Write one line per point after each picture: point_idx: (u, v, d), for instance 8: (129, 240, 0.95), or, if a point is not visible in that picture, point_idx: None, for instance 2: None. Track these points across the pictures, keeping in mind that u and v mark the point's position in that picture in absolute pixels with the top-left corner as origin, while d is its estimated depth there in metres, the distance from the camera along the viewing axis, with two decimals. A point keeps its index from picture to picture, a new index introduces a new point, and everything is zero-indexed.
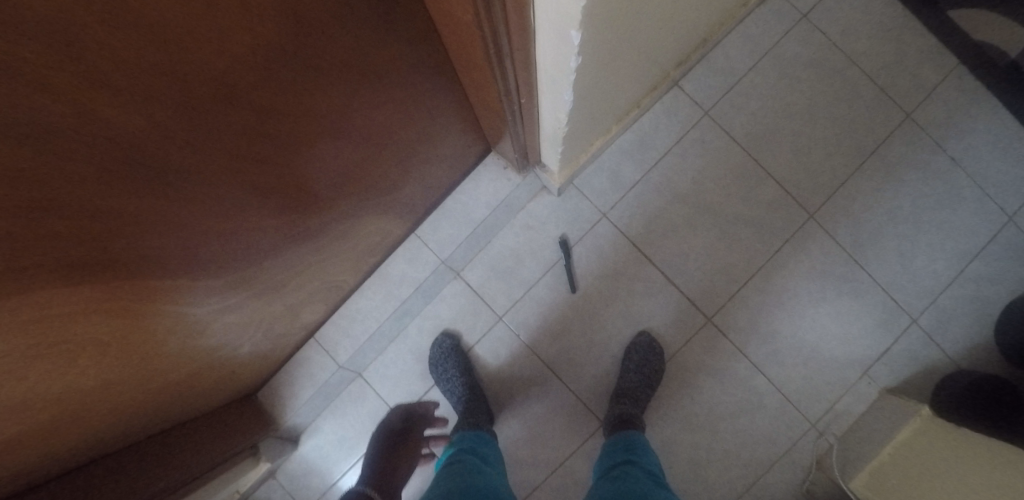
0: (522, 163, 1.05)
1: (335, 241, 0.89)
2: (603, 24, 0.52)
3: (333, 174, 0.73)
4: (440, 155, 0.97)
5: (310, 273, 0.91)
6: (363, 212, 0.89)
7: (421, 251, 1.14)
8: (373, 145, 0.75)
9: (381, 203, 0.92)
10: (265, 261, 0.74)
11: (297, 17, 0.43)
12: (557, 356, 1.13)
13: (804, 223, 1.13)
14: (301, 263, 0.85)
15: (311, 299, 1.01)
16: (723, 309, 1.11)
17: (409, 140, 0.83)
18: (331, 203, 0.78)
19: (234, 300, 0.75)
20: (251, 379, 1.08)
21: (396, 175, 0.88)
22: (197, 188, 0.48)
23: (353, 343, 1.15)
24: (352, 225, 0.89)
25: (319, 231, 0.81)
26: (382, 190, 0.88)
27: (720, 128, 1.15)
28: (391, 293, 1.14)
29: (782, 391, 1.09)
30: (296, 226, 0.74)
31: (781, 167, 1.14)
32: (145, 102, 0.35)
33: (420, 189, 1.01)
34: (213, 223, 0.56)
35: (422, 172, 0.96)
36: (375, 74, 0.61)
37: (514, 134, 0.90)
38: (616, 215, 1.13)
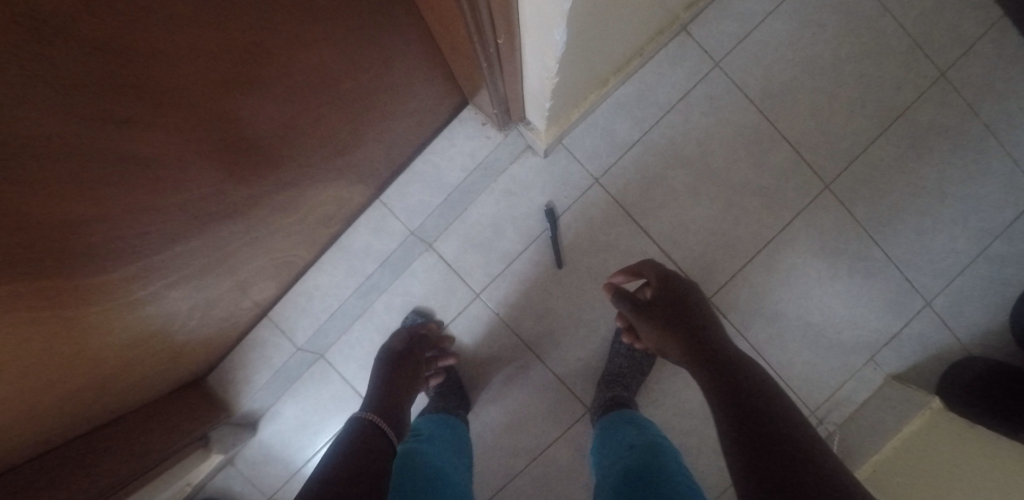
0: (504, 120, 0.89)
1: (279, 207, 0.72)
2: None
3: (257, 135, 0.57)
4: (405, 104, 0.79)
5: (250, 251, 0.76)
6: (309, 181, 0.73)
7: (388, 220, 0.97)
8: (310, 80, 0.56)
9: (333, 169, 0.76)
10: (181, 245, 0.59)
11: None
12: (538, 337, 1.02)
13: (819, 195, 1.01)
14: (237, 242, 0.70)
15: (259, 278, 0.88)
16: (725, 288, 1.01)
17: (361, 77, 0.64)
18: (257, 157, 0.60)
19: (147, 290, 0.60)
20: (198, 365, 0.96)
21: (349, 122, 0.70)
22: (30, 164, 0.33)
23: (313, 324, 1.01)
24: (297, 196, 0.74)
25: (250, 206, 0.66)
26: (332, 140, 0.70)
27: (733, 82, 1.00)
28: (354, 268, 0.99)
29: (782, 376, 1.03)
30: (213, 195, 0.57)
31: (799, 130, 1.01)
32: None
33: (384, 142, 0.83)
34: (75, 208, 0.40)
35: (386, 121, 0.78)
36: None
37: (491, 84, 0.74)
38: (610, 181, 0.99)
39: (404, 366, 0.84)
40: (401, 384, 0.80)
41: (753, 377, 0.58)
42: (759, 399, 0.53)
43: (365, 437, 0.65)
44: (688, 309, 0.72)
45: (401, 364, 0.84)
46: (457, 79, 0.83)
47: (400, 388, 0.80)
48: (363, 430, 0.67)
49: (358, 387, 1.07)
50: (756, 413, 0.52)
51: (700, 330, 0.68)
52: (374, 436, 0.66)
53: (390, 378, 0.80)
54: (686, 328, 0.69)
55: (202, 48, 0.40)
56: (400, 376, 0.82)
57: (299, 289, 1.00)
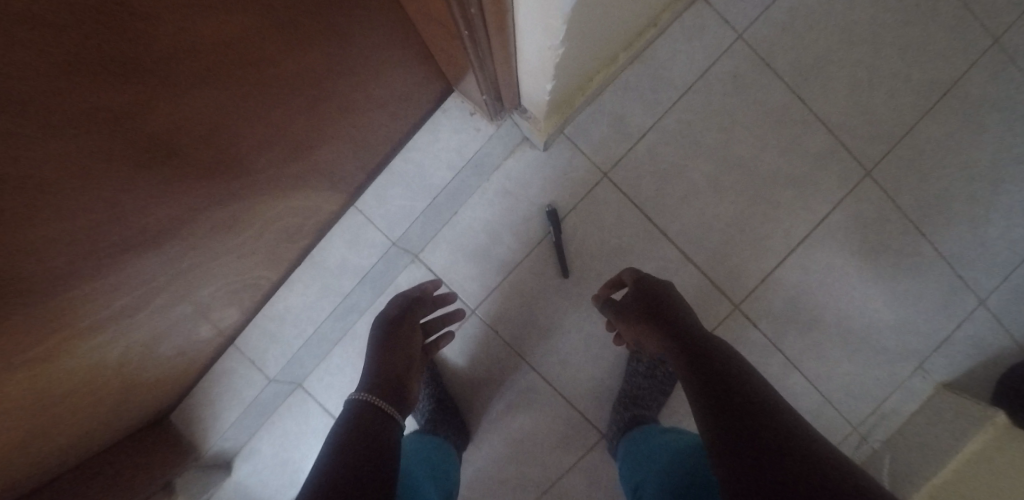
0: (495, 108, 0.75)
1: (221, 221, 0.57)
2: None
3: (170, 142, 0.41)
4: (377, 89, 0.64)
5: (195, 279, 0.62)
6: (252, 193, 0.57)
7: (365, 230, 0.84)
8: (241, 53, 0.40)
9: (284, 176, 0.61)
10: (76, 288, 0.44)
11: None
12: (543, 357, 0.89)
13: (859, 183, 0.89)
14: (170, 271, 0.55)
15: (216, 305, 0.75)
16: (755, 293, 0.88)
17: (314, 46, 0.48)
18: (175, 162, 0.43)
19: (45, 346, 0.46)
20: (155, 407, 0.83)
21: (303, 107, 0.53)
22: None
23: (286, 351, 0.88)
24: (237, 212, 0.58)
25: (169, 231, 0.50)
26: (283, 132, 0.54)
27: (758, 56, 0.86)
28: (329, 286, 0.86)
29: (820, 389, 0.91)
30: (108, 227, 0.41)
31: (835, 110, 0.87)
32: None
33: (355, 131, 0.67)
34: None
35: (353, 104, 0.62)
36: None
37: (478, 65, 0.59)
38: (621, 175, 0.85)
39: (401, 338, 0.70)
40: (400, 359, 0.67)
41: (739, 369, 0.49)
42: (742, 386, 0.46)
43: (367, 431, 0.53)
44: (663, 297, 0.64)
45: (397, 334, 0.70)
46: (438, 61, 0.69)
47: (401, 366, 0.67)
48: (363, 423, 0.55)
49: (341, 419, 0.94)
50: (743, 415, 0.43)
51: (675, 316, 0.59)
52: (379, 429, 0.54)
53: (388, 353, 0.67)
54: (660, 316, 0.60)
55: (40, 8, 0.23)
56: (397, 346, 0.68)
57: (267, 312, 0.87)
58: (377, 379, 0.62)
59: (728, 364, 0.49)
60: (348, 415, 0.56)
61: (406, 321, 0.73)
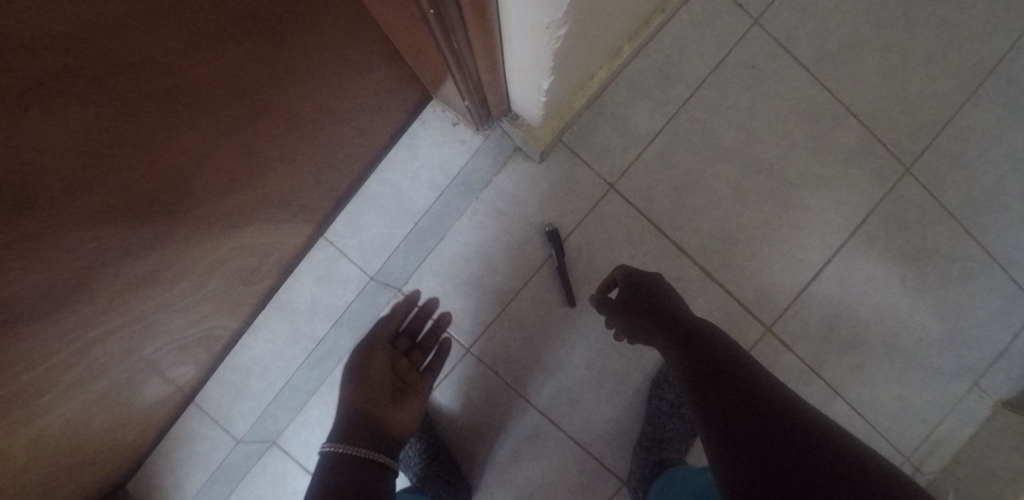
0: (482, 115, 0.64)
1: (142, 270, 0.44)
2: None
3: (48, 176, 0.29)
4: (335, 90, 0.52)
5: (119, 345, 0.50)
6: (177, 235, 0.45)
7: (338, 264, 0.73)
8: (131, 31, 0.28)
9: (221, 211, 0.49)
10: None
11: None
12: (552, 398, 0.76)
13: (898, 181, 0.78)
14: (71, 348, 0.43)
15: (163, 366, 0.63)
16: (788, 312, 0.77)
17: (241, 24, 0.36)
18: (64, 201, 0.31)
19: None
20: (101, 485, 0.70)
21: (241, 106, 0.42)
22: None
23: (254, 408, 0.76)
24: (161, 260, 0.46)
25: (58, 300, 0.37)
26: (217, 143, 0.42)
27: (778, 43, 0.76)
28: (300, 331, 0.74)
29: (865, 415, 0.80)
30: None
31: (866, 100, 0.77)
32: None
33: (317, 142, 0.56)
34: None
35: (310, 105, 0.50)
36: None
37: (455, 59, 0.47)
38: (630, 185, 0.74)
39: (370, 369, 0.62)
40: (376, 394, 0.60)
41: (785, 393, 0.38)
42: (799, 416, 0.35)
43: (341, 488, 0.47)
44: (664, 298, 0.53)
45: (369, 365, 0.63)
46: (409, 61, 0.58)
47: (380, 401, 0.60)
48: (334, 481, 0.49)
49: None
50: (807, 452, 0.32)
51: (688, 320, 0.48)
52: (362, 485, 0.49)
53: (358, 390, 0.59)
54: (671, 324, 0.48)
55: None
56: (370, 378, 0.61)
57: (230, 364, 0.75)
58: (347, 423, 0.55)
59: (731, 384, 0.39)
60: (321, 474, 0.50)
61: (377, 349, 0.65)
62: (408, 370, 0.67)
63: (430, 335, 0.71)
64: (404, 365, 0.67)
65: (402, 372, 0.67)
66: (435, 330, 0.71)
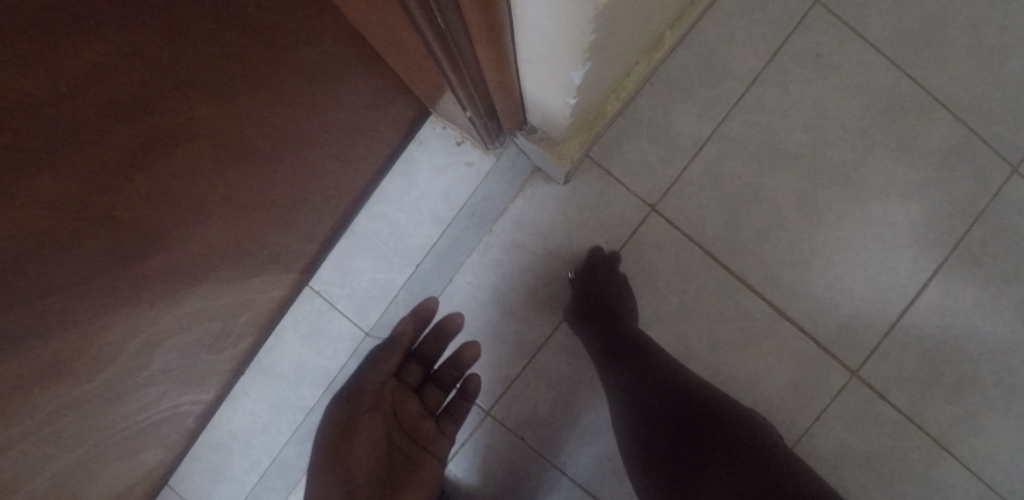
0: (490, 130, 0.52)
1: (38, 365, 0.33)
2: None
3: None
4: (292, 100, 0.41)
5: (23, 458, 0.37)
6: (91, 311, 0.34)
7: (327, 317, 0.61)
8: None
9: (152, 273, 0.38)
10: None
11: None
12: (592, 468, 0.63)
13: (1004, 183, 0.63)
14: None
15: (114, 459, 0.51)
16: (878, 351, 0.63)
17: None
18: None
19: None
20: None
21: (149, 122, 0.29)
22: None
23: (236, 492, 0.64)
24: (69, 345, 0.34)
25: None
26: (123, 178, 0.30)
27: (845, 24, 0.62)
28: (287, 399, 0.62)
29: (979, 474, 0.64)
30: None
31: (957, 86, 0.63)
32: None
33: (279, 175, 0.44)
34: None
35: (257, 124, 0.39)
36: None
37: (446, 49, 0.34)
38: (673, 206, 0.61)
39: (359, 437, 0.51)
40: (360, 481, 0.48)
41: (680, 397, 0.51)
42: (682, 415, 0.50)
43: None
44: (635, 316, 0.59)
45: (350, 437, 0.51)
46: (392, 65, 0.45)
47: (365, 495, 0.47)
48: None
49: None
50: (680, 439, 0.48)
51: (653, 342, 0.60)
52: None
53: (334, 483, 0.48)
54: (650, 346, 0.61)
55: None
56: (351, 452, 0.50)
57: (206, 441, 0.63)
58: None
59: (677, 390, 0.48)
60: None
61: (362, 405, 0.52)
62: (420, 417, 0.56)
63: (447, 368, 0.59)
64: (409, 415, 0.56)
65: (409, 424, 0.55)
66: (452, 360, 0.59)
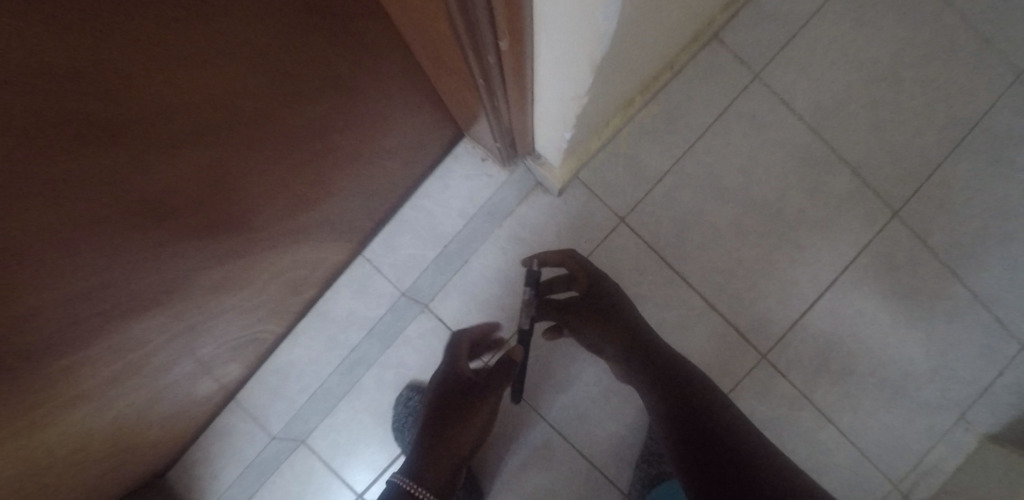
0: (509, 153, 0.73)
1: (224, 275, 0.54)
2: None
3: (210, 198, 0.42)
4: (323, 54, 0.42)
5: (192, 337, 0.58)
6: (260, 243, 0.56)
7: (373, 279, 0.81)
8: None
9: (293, 226, 0.59)
10: (78, 353, 0.42)
11: None
12: (561, 413, 0.84)
13: (888, 223, 0.85)
14: (169, 331, 0.52)
15: (220, 361, 0.71)
16: (783, 342, 0.83)
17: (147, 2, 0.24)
18: (32, 254, 0.29)
19: (47, 415, 0.44)
20: (148, 468, 0.78)
21: (277, 122, 0.43)
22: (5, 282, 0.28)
23: (289, 407, 0.84)
24: (245, 264, 0.56)
25: (175, 286, 0.48)
26: (214, 144, 0.38)
27: (777, 96, 0.84)
28: (336, 339, 0.83)
29: (854, 442, 0.85)
30: (112, 284, 0.39)
31: (857, 147, 0.85)
32: None
33: (365, 174, 0.65)
34: None
35: (360, 141, 0.58)
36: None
37: (491, 105, 0.56)
38: (638, 219, 0.82)
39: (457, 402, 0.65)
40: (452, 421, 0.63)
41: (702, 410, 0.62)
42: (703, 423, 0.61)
43: None
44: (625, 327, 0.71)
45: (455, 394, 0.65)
46: (450, 106, 0.67)
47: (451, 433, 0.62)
48: None
49: (352, 487, 0.86)
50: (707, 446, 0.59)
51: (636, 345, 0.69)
52: None
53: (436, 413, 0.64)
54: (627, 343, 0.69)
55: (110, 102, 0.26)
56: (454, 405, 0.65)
57: (270, 366, 0.84)
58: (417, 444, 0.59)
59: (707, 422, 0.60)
60: None
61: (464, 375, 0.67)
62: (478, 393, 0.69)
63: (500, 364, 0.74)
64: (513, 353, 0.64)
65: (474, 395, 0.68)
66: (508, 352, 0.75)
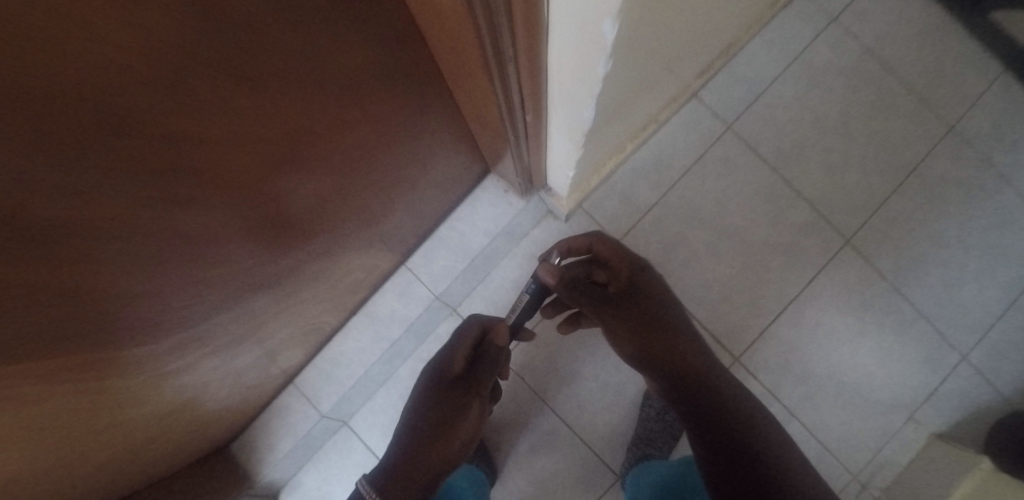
0: (527, 186, 0.93)
1: (313, 268, 0.74)
2: (634, 26, 0.42)
3: (309, 212, 0.61)
4: (378, 103, 0.55)
5: (285, 316, 0.78)
6: (339, 246, 0.75)
7: (412, 285, 1.00)
8: (170, 196, 0.35)
9: (362, 236, 0.79)
10: (226, 313, 0.62)
11: (269, 43, 0.33)
12: (564, 402, 1.00)
13: (841, 249, 1.02)
14: (274, 308, 0.72)
15: (292, 343, 0.89)
16: (753, 347, 0.99)
17: (249, 120, 0.38)
18: (211, 238, 0.46)
19: (195, 357, 0.63)
20: (221, 433, 0.94)
21: (361, 159, 0.61)
22: (205, 249, 0.47)
23: (337, 390, 1.02)
24: (328, 263, 0.76)
25: (290, 272, 0.68)
26: (322, 171, 0.56)
27: (746, 143, 1.04)
28: (380, 334, 1.01)
29: (817, 436, 0.99)
30: (257, 265, 0.60)
31: (813, 185, 1.03)
32: (77, 160, 0.25)
33: (414, 197, 0.84)
34: (158, 289, 0.44)
35: (412, 173, 0.77)
36: (107, 129, 0.25)
37: (517, 152, 0.76)
38: (631, 241, 1.00)
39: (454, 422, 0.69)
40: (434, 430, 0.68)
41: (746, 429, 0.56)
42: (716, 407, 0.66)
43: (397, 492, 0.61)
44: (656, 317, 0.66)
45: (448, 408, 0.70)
46: (482, 150, 0.87)
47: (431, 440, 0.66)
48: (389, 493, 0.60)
49: None
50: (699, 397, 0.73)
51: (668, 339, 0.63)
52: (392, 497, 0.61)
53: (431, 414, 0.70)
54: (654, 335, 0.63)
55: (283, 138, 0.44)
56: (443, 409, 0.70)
57: (325, 355, 1.02)
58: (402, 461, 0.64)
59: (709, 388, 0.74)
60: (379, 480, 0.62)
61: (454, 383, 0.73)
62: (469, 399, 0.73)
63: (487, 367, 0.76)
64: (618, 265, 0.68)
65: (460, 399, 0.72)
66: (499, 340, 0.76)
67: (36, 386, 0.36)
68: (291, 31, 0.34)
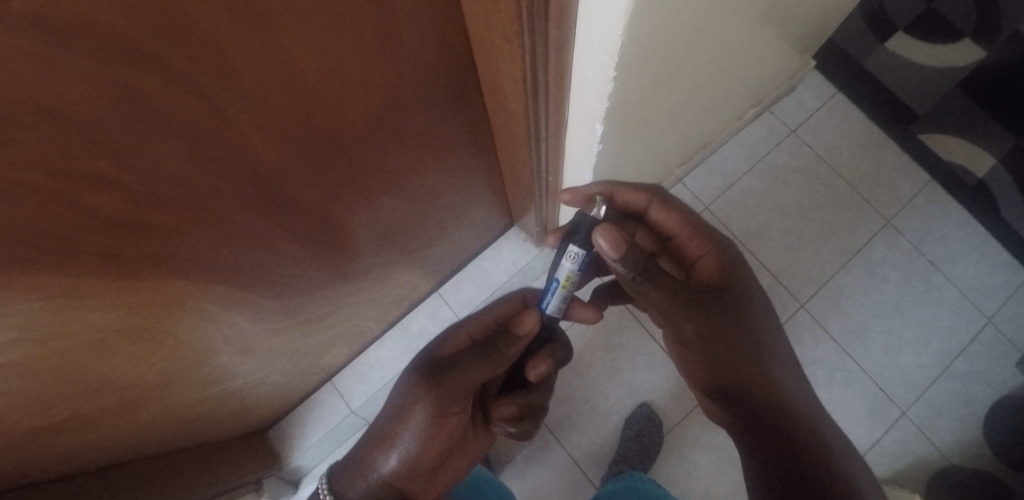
0: (543, 237, 1.18)
1: (375, 275, 0.98)
2: (619, 124, 0.68)
3: (384, 229, 0.86)
4: (455, 154, 0.81)
5: (344, 313, 1.01)
6: (395, 263, 1.00)
7: (441, 308, 1.24)
8: (310, 175, 0.57)
9: (412, 259, 1.04)
10: (312, 294, 0.86)
11: (392, 97, 0.56)
12: (557, 420, 1.17)
13: (795, 312, 1.23)
14: (339, 301, 0.95)
15: (341, 342, 1.11)
16: None
17: (374, 141, 0.61)
18: (317, 220, 0.67)
19: (281, 324, 0.85)
20: (266, 415, 1.13)
21: (428, 190, 0.84)
22: (313, 228, 0.68)
23: (367, 391, 1.21)
24: (385, 274, 1.01)
25: (361, 274, 0.93)
26: (399, 192, 0.78)
27: (719, 221, 1.31)
28: (410, 346, 1.23)
29: None
30: (341, 262, 0.84)
31: (773, 258, 1.28)
32: (274, 138, 0.47)
33: (456, 233, 1.09)
34: (279, 248, 0.66)
35: (460, 210, 1.01)
36: (302, 130, 0.49)
37: (539, 209, 1.02)
38: None
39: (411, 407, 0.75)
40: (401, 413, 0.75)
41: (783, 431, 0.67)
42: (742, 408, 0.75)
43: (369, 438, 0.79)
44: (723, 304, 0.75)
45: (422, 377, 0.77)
46: (511, 205, 1.14)
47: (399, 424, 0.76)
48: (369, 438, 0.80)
49: None
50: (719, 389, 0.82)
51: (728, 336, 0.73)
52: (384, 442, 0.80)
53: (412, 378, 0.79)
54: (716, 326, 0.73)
55: (380, 159, 0.66)
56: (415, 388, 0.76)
57: (362, 360, 1.23)
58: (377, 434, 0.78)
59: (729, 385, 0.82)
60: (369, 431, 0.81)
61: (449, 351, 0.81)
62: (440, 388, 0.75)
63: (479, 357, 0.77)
64: (703, 251, 0.79)
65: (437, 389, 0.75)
66: (521, 327, 0.75)
67: (196, 286, 0.59)
68: (407, 93, 0.57)
